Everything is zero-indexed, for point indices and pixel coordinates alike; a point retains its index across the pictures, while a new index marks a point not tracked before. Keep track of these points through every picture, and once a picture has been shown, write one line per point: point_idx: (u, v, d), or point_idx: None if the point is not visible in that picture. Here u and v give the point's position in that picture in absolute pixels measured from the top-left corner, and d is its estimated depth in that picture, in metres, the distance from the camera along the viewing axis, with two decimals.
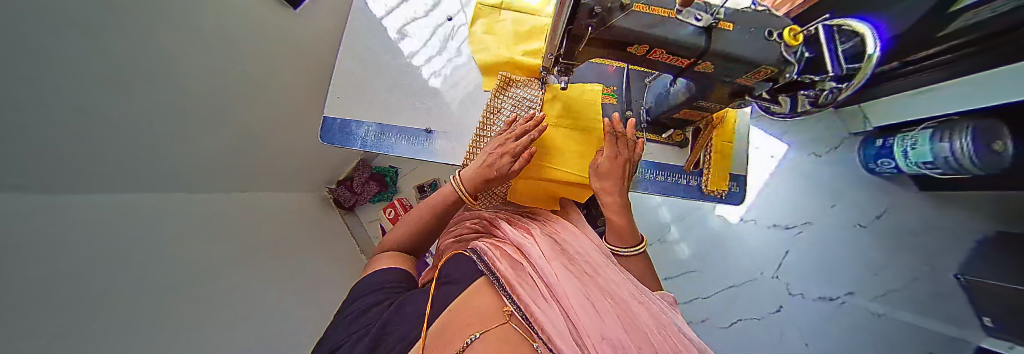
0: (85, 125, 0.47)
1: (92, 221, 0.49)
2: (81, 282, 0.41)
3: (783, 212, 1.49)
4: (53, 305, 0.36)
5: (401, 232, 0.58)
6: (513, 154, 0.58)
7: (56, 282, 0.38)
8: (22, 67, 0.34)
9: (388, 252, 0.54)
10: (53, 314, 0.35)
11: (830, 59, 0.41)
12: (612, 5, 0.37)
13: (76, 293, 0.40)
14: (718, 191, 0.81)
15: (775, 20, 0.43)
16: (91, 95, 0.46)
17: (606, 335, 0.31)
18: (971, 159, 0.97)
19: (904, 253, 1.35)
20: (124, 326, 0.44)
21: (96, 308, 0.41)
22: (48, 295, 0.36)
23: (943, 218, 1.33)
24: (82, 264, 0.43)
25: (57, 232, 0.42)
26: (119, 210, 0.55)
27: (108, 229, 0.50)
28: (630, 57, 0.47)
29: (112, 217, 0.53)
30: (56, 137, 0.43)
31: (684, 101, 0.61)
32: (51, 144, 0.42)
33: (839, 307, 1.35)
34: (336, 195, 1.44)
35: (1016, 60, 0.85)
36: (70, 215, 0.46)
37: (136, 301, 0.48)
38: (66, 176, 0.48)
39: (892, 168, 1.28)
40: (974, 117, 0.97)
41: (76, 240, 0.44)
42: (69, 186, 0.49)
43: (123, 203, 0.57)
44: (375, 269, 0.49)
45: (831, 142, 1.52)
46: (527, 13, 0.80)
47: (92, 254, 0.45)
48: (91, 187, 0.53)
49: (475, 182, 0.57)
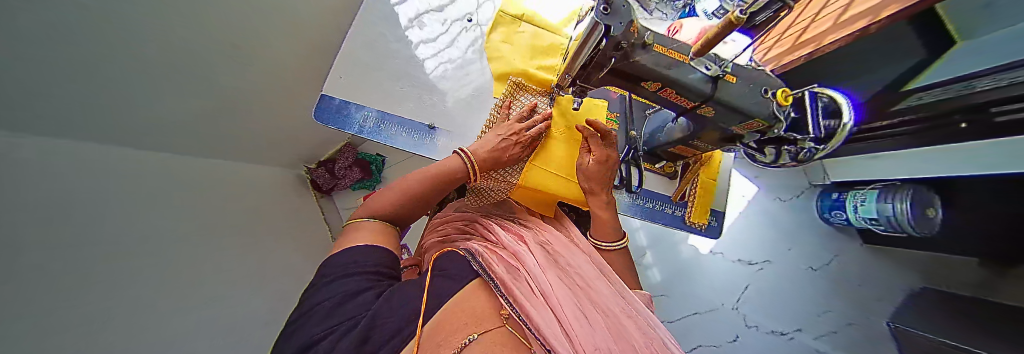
0: (44, 64, 0.42)
1: (56, 168, 0.45)
2: (44, 231, 0.38)
3: (748, 249, 1.60)
4: (26, 271, 0.33)
5: (390, 199, 0.55)
6: (524, 141, 0.65)
7: (28, 244, 0.35)
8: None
9: (372, 220, 0.52)
10: (19, 269, 0.32)
11: (811, 119, 0.45)
12: (636, 42, 0.40)
13: (49, 258, 0.37)
14: (699, 222, 0.87)
15: (771, 79, 0.48)
16: (54, 28, 0.41)
17: (597, 343, 0.32)
18: (907, 220, 1.10)
19: (849, 299, 1.48)
20: (82, 286, 0.40)
21: (60, 261, 0.38)
22: (20, 258, 0.33)
23: (881, 273, 1.49)
24: (56, 227, 0.40)
25: (21, 176, 0.38)
26: (79, 162, 0.50)
27: (75, 191, 0.46)
28: (642, 92, 0.50)
29: (73, 169, 0.48)
30: (17, 73, 0.39)
31: (682, 138, 0.66)
32: (11, 80, 0.38)
33: (786, 341, 1.46)
34: (315, 177, 1.38)
35: (957, 139, 0.94)
36: (34, 156, 0.42)
37: (99, 258, 0.44)
38: (34, 116, 0.43)
39: (844, 220, 1.42)
40: (915, 184, 1.10)
41: (51, 200, 0.41)
42: (35, 127, 0.44)
43: (88, 156, 0.52)
44: (347, 247, 0.45)
45: (795, 190, 1.66)
46: (545, 29, 0.82)
47: (61, 210, 0.41)
48: (56, 136, 0.48)
49: (485, 162, 0.61)
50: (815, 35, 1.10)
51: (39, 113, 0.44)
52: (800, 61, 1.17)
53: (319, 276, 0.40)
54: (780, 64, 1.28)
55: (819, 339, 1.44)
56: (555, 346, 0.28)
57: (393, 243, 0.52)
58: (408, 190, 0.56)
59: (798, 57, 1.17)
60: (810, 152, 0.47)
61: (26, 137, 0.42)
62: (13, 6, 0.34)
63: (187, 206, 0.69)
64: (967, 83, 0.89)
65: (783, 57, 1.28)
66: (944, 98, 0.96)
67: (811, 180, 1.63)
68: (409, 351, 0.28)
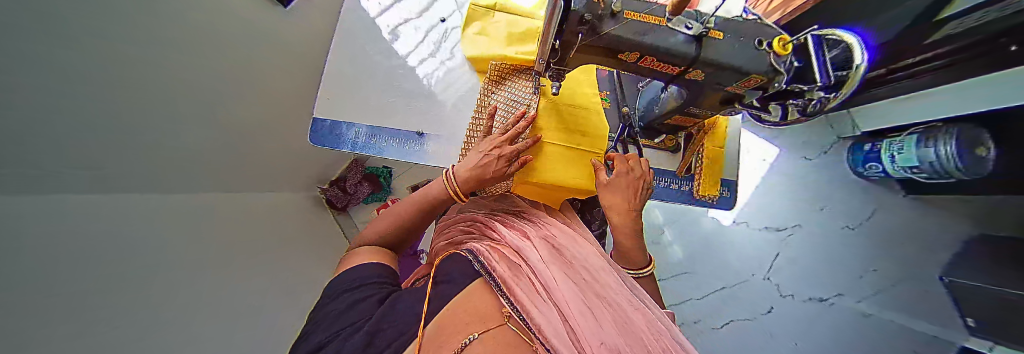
0: (74, 126, 0.46)
1: (84, 217, 0.48)
2: (74, 280, 0.40)
3: (777, 214, 1.51)
4: (60, 303, 0.37)
5: (381, 226, 0.56)
6: (508, 156, 0.58)
7: (64, 276, 0.39)
8: (27, 69, 0.34)
9: (369, 246, 0.53)
10: (50, 318, 0.34)
11: (817, 66, 0.42)
12: (604, 12, 0.38)
13: (80, 307, 0.39)
14: (709, 195, 0.84)
15: (765, 28, 0.44)
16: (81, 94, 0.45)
17: (602, 338, 0.30)
18: (955, 164, 1.01)
19: (894, 255, 1.36)
20: (115, 328, 0.43)
21: (90, 309, 0.41)
22: (52, 288, 0.37)
23: (927, 221, 1.37)
24: (86, 275, 0.43)
25: (52, 229, 0.41)
26: (112, 211, 0.54)
27: (104, 235, 0.49)
28: (620, 65, 0.47)
29: (105, 218, 0.52)
30: (47, 137, 0.42)
31: (678, 107, 0.62)
32: (39, 144, 0.41)
33: (829, 307, 1.36)
34: (329, 196, 1.42)
35: (1005, 67, 0.85)
36: (66, 211, 0.46)
37: (129, 301, 0.47)
38: (61, 174, 0.47)
39: (880, 172, 1.32)
40: (959, 123, 1.00)
41: (77, 246, 0.43)
42: (61, 185, 0.47)
43: (116, 204, 0.56)
44: (349, 268, 0.45)
45: (819, 147, 1.55)
46: (520, 16, 0.79)
47: (92, 259, 0.45)
48: (89, 189, 0.53)
49: (469, 183, 0.57)
50: None
51: (66, 170, 0.47)
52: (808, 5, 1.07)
53: (327, 295, 0.41)
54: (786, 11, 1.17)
55: (864, 302, 1.32)
56: (556, 343, 0.25)
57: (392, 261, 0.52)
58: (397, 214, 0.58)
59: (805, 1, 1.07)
60: (821, 102, 0.45)
61: (52, 195, 0.45)
62: (41, 80, 0.37)
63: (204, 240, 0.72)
64: (999, 7, 0.78)
65: (789, 3, 1.16)
66: (969, 28, 0.87)
67: (839, 133, 1.51)
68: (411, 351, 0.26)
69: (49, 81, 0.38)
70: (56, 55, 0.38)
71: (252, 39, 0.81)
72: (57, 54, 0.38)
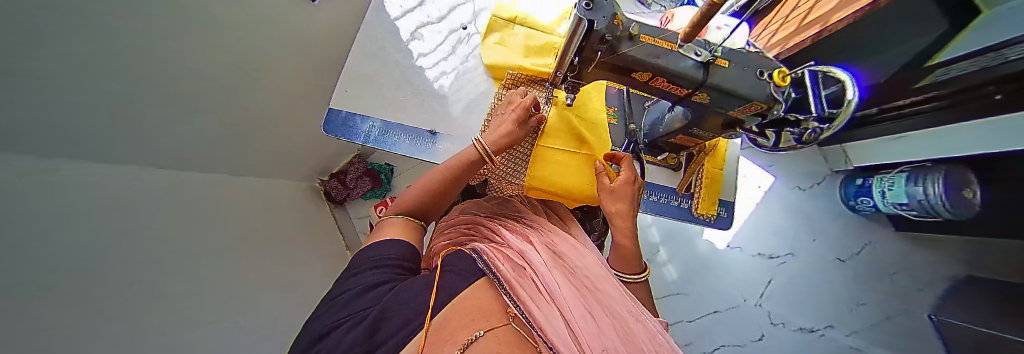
0: (73, 96, 0.46)
1: (85, 189, 0.48)
2: (69, 248, 0.40)
3: (770, 241, 1.54)
4: (52, 269, 0.36)
5: (412, 194, 0.57)
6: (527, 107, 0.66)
7: (63, 245, 0.39)
8: (23, 37, 0.35)
9: (400, 217, 0.53)
10: (43, 283, 0.34)
11: (813, 101, 0.45)
12: (622, 34, 0.41)
13: (71, 275, 0.39)
14: (708, 214, 0.86)
15: (768, 61, 0.48)
16: (77, 61, 0.44)
17: (603, 344, 0.31)
18: (943, 203, 1.04)
19: (882, 290, 1.39)
20: (106, 300, 0.42)
21: (82, 279, 0.40)
22: (54, 288, 0.36)
23: (913, 259, 1.40)
24: (85, 244, 0.43)
25: (52, 197, 0.41)
26: (108, 183, 0.54)
27: (101, 206, 0.49)
28: (633, 84, 0.50)
29: (104, 191, 0.51)
30: (45, 102, 0.42)
31: (680, 127, 0.66)
32: (38, 109, 0.41)
33: (817, 339, 1.37)
34: (328, 187, 1.44)
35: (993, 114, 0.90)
36: (66, 181, 0.45)
37: (119, 275, 0.46)
38: (59, 143, 0.46)
39: (871, 207, 1.35)
40: (948, 164, 1.04)
41: (70, 214, 0.43)
42: (60, 153, 0.47)
43: (115, 176, 0.56)
44: (376, 240, 0.47)
45: (815, 178, 1.59)
46: (537, 29, 0.84)
47: (85, 230, 0.44)
48: (84, 158, 0.52)
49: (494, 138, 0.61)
50: (821, 15, 1.08)
51: (66, 139, 0.47)
52: (807, 43, 1.15)
53: (348, 269, 0.42)
54: (788, 47, 1.26)
55: (851, 336, 1.34)
56: (560, 344, 0.26)
57: (417, 236, 0.52)
58: (428, 182, 0.59)
59: (805, 39, 1.15)
60: (816, 132, 0.46)
61: (50, 164, 0.45)
62: (32, 44, 0.37)
63: (199, 222, 0.72)
64: (987, 58, 0.83)
65: (789, 40, 1.26)
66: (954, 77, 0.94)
67: (832, 166, 1.56)
68: (417, 342, 0.27)
69: (42, 83, 0.40)
70: (52, 19, 0.38)
71: (255, 34, 0.82)
72: (55, 24, 0.39)
